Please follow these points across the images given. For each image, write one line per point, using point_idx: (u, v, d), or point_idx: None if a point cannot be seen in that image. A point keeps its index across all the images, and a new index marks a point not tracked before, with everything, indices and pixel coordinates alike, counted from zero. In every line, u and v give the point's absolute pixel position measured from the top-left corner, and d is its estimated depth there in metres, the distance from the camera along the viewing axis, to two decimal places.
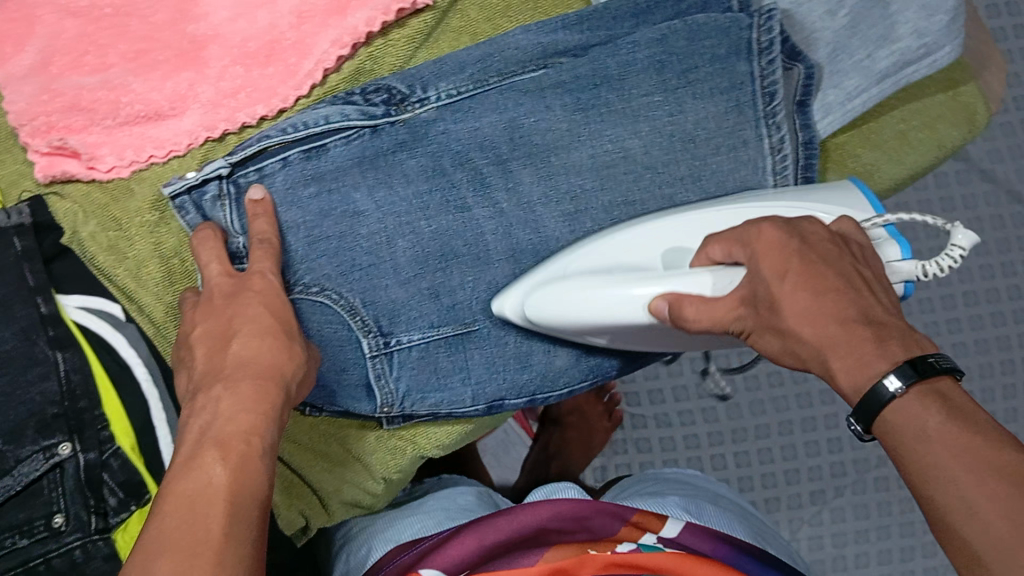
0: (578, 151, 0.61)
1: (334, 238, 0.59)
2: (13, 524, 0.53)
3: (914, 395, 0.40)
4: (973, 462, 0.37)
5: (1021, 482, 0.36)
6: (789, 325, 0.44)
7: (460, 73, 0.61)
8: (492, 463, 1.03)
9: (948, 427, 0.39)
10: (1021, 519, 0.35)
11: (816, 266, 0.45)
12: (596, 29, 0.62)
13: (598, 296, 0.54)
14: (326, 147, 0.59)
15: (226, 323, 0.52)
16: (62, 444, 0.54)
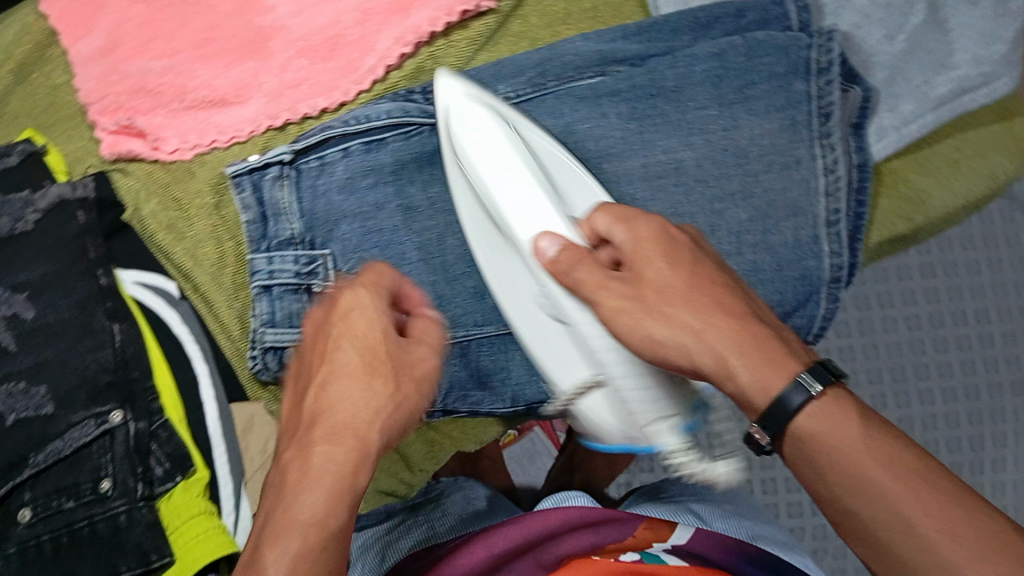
0: (631, 159, 0.62)
1: (385, 231, 0.61)
2: (61, 487, 0.54)
3: (822, 404, 0.43)
4: (893, 475, 0.40)
5: (938, 489, 0.40)
6: (671, 310, 0.47)
7: (520, 76, 0.62)
8: (516, 470, 1.03)
9: (863, 438, 0.42)
10: (949, 524, 0.39)
11: (699, 265, 0.49)
12: (654, 39, 0.63)
13: (512, 174, 0.56)
14: (385, 141, 0.61)
15: (331, 363, 0.46)
16: (113, 412, 0.56)
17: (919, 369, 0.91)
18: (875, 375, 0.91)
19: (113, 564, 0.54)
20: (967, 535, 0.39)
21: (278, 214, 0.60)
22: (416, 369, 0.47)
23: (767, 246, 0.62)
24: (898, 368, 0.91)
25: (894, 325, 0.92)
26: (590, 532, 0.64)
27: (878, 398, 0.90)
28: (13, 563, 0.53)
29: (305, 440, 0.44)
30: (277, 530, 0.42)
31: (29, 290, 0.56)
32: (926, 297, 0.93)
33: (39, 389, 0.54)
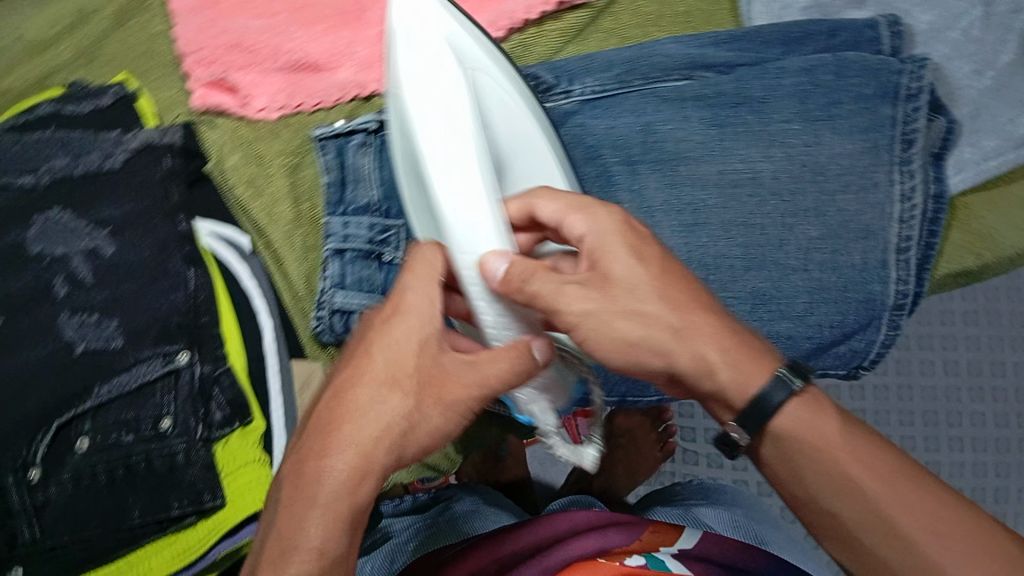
0: (707, 164, 0.63)
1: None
2: (121, 420, 0.56)
3: (798, 405, 0.47)
4: (870, 474, 0.45)
5: (909, 483, 0.45)
6: (640, 304, 0.46)
7: (606, 71, 0.63)
8: (536, 468, 1.04)
9: (840, 439, 0.46)
10: (924, 517, 0.44)
11: (665, 258, 0.47)
12: (744, 49, 0.63)
13: (443, 114, 0.46)
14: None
15: (386, 371, 0.46)
16: (181, 352, 0.57)
17: (951, 416, 0.90)
18: (906, 417, 0.90)
19: (166, 499, 0.56)
20: (940, 527, 0.44)
21: (358, 180, 0.61)
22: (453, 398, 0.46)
23: (834, 265, 0.62)
24: (932, 412, 0.90)
25: (932, 369, 0.91)
26: (596, 536, 0.60)
27: (907, 440, 0.89)
28: (67, 487, 0.54)
29: (332, 441, 0.45)
30: (280, 547, 0.44)
31: (110, 228, 0.58)
32: (967, 345, 0.91)
33: (111, 322, 0.56)
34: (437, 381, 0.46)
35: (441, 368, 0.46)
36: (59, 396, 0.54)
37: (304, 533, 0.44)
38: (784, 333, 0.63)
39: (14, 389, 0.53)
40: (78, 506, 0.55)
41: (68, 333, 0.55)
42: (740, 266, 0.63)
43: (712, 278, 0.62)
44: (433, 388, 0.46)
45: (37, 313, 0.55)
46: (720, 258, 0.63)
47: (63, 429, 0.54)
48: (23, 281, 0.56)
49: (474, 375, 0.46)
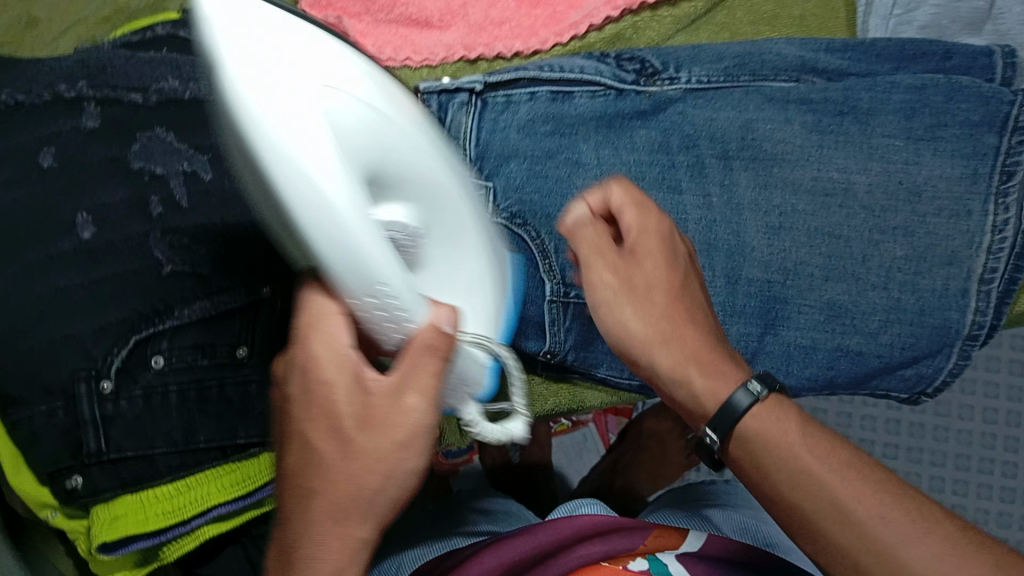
0: (803, 169, 0.62)
1: (547, 182, 0.62)
2: (198, 344, 0.57)
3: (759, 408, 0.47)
4: (835, 470, 0.45)
5: (872, 481, 0.45)
6: (652, 300, 0.50)
7: (715, 63, 0.64)
8: (559, 458, 1.05)
9: (801, 440, 0.46)
10: (888, 512, 0.44)
11: (691, 284, 0.52)
12: (857, 58, 0.64)
13: (299, 130, 0.37)
14: (571, 94, 0.63)
15: (325, 413, 0.44)
16: (264, 286, 0.59)
17: (983, 463, 0.89)
18: (938, 458, 0.90)
19: (233, 427, 0.58)
20: (901, 521, 0.44)
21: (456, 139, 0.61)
22: (400, 431, 0.44)
23: (914, 287, 0.61)
24: (965, 456, 0.89)
25: (971, 415, 0.90)
26: (599, 542, 0.61)
27: (937, 480, 0.89)
28: (137, 404, 0.56)
29: (298, 517, 0.45)
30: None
31: (210, 154, 0.59)
32: (1012, 395, 0.90)
33: (201, 249, 0.57)
34: (371, 421, 0.44)
35: (373, 407, 0.44)
36: (142, 312, 0.55)
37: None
38: (853, 348, 0.62)
39: (105, 295, 0.55)
40: (147, 422, 0.56)
41: (158, 252, 0.56)
42: (820, 276, 0.62)
43: (790, 284, 0.62)
44: (366, 432, 0.44)
45: (130, 228, 0.56)
46: (801, 264, 0.62)
47: (141, 346, 0.55)
48: (124, 192, 0.57)
49: (406, 402, 0.44)
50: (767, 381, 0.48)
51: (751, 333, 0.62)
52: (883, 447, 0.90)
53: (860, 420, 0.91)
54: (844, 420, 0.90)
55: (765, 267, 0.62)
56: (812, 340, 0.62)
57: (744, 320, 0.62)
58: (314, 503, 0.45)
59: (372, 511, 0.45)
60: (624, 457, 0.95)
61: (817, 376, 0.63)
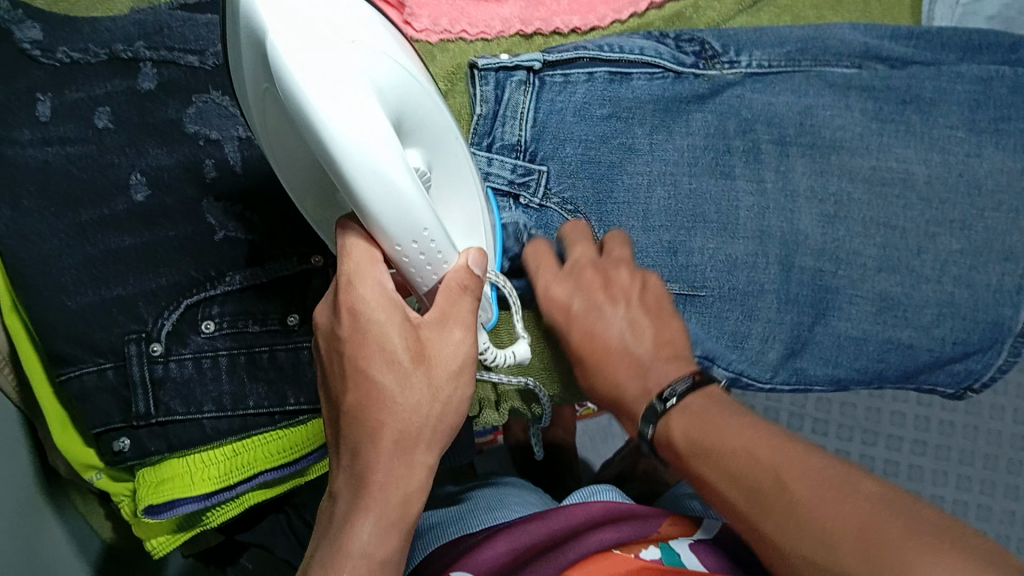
0: (862, 158, 0.62)
1: (600, 167, 0.62)
2: (249, 311, 0.56)
3: (665, 422, 0.51)
4: (724, 463, 0.46)
5: (759, 465, 0.45)
6: (602, 352, 0.56)
7: (778, 47, 0.63)
8: (584, 443, 1.06)
9: (688, 432, 0.50)
10: (795, 512, 0.42)
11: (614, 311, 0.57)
12: (922, 47, 0.63)
13: (339, 83, 0.37)
14: (629, 76, 0.63)
15: (369, 360, 0.45)
16: (315, 255, 0.57)
17: (1012, 464, 0.91)
18: (966, 456, 0.91)
19: (283, 392, 0.57)
20: (805, 519, 0.41)
21: (513, 118, 0.62)
22: (451, 363, 0.46)
23: (969, 283, 0.61)
24: (993, 456, 0.91)
25: (1002, 413, 0.92)
26: (612, 529, 0.61)
27: (962, 478, 0.91)
28: (187, 368, 0.55)
29: (360, 458, 0.46)
30: (332, 555, 0.45)
31: None
32: None
33: (253, 216, 0.57)
34: (425, 357, 0.45)
35: (423, 345, 0.45)
36: (194, 277, 0.56)
37: (357, 538, 0.45)
38: (904, 341, 0.61)
39: (157, 259, 0.56)
40: (197, 385, 0.56)
41: (211, 218, 0.56)
42: (874, 267, 0.61)
43: (842, 273, 0.61)
44: (420, 372, 0.45)
45: (186, 193, 0.56)
46: (855, 255, 0.61)
47: (191, 311, 0.55)
48: (178, 156, 0.57)
49: (453, 335, 0.46)
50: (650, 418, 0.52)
51: (802, 322, 0.62)
52: (910, 444, 0.92)
53: (889, 416, 0.93)
54: (873, 415, 0.93)
55: (818, 255, 0.61)
56: (862, 330, 0.62)
57: (794, 307, 0.61)
58: (374, 450, 0.45)
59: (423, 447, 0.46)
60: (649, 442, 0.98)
61: (866, 368, 0.62)
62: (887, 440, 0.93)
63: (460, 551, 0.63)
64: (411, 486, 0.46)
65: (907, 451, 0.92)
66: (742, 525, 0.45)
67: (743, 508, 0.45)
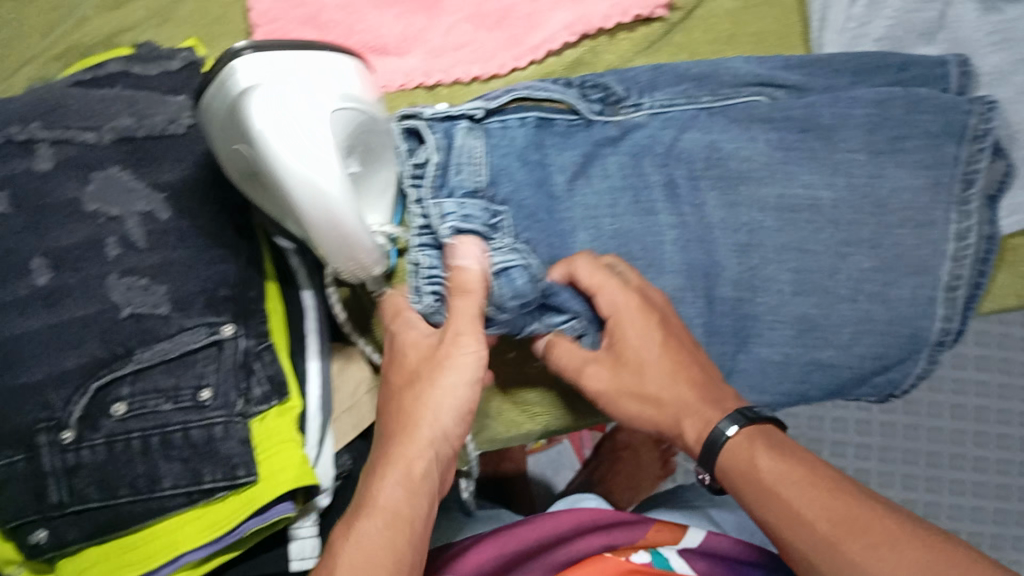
0: (768, 186, 0.63)
1: (538, 212, 0.62)
2: (161, 387, 0.55)
3: (742, 438, 0.51)
4: (803, 482, 0.48)
5: (838, 489, 0.48)
6: (667, 389, 0.55)
7: (674, 86, 0.65)
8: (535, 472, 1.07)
9: (765, 454, 0.50)
10: (873, 532, 0.45)
11: (673, 334, 0.56)
12: (815, 74, 0.64)
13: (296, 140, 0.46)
14: (552, 122, 0.64)
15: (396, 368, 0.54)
16: (225, 324, 0.56)
17: (954, 460, 0.96)
18: (911, 457, 0.96)
19: (198, 470, 0.54)
20: (883, 539, 0.45)
21: (469, 161, 0.60)
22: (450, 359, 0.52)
23: (884, 299, 0.62)
24: (936, 454, 0.96)
25: (940, 411, 0.97)
26: (604, 535, 0.64)
27: (909, 479, 0.95)
28: (100, 453, 0.54)
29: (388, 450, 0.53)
30: (359, 509, 0.51)
31: (166, 191, 0.57)
32: (977, 390, 0.96)
33: (159, 289, 0.55)
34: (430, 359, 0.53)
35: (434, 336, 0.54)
36: (101, 357, 0.54)
37: (376, 496, 0.50)
38: (825, 360, 0.63)
39: (64, 342, 0.54)
40: (112, 470, 0.54)
41: (116, 295, 0.55)
42: (790, 291, 0.63)
43: (761, 300, 0.63)
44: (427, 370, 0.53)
45: (87, 271, 0.55)
46: (770, 281, 0.63)
47: (100, 392, 0.54)
48: (79, 235, 0.56)
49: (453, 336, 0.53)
50: (739, 418, 0.51)
51: (725, 352, 0.63)
52: (855, 449, 0.97)
53: (832, 422, 0.97)
54: (815, 423, 0.97)
55: (737, 285, 0.63)
56: (785, 355, 0.63)
57: (718, 338, 0.63)
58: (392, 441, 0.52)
59: (431, 411, 0.51)
60: (599, 469, 0.99)
61: (792, 391, 0.63)
62: (833, 447, 0.96)
63: (449, 555, 0.64)
64: (416, 452, 0.51)
65: (853, 457, 0.96)
66: (803, 535, 0.47)
67: (813, 520, 0.47)
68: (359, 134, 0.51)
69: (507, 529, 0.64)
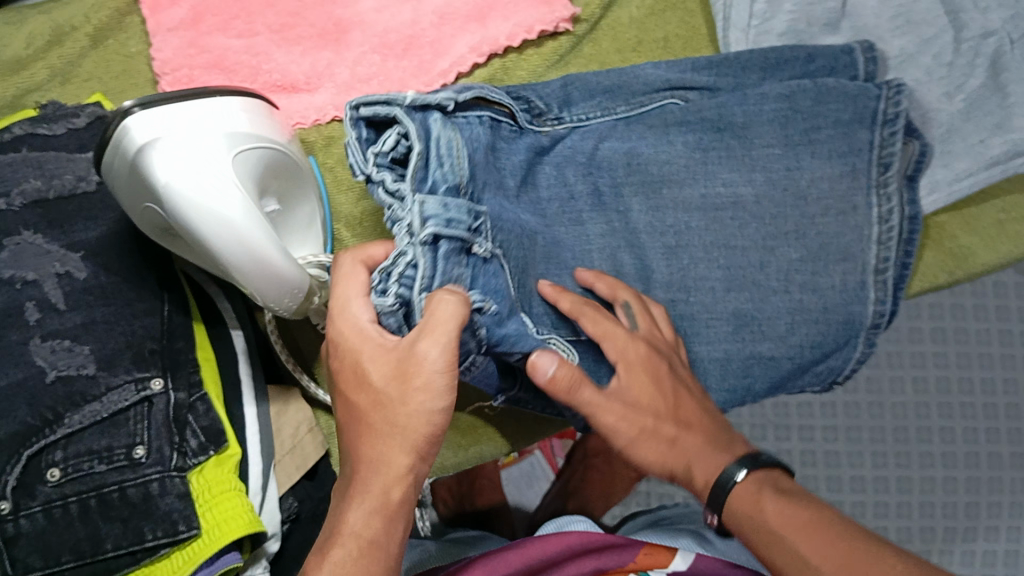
0: (690, 187, 0.64)
1: (503, 215, 0.56)
2: (94, 449, 0.53)
3: (751, 485, 0.51)
4: (809, 527, 0.48)
5: (845, 534, 0.47)
6: (683, 432, 0.55)
7: (590, 99, 0.65)
8: (509, 490, 0.99)
9: (772, 499, 0.50)
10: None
11: (682, 378, 0.57)
12: (724, 74, 0.65)
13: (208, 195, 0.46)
14: (499, 125, 0.60)
15: (358, 378, 0.50)
16: (154, 379, 0.56)
17: (920, 432, 0.93)
18: (878, 433, 0.93)
19: (139, 528, 0.53)
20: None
21: (452, 154, 0.52)
22: (418, 380, 0.48)
23: (814, 287, 0.63)
24: (902, 428, 0.93)
25: (902, 386, 0.94)
26: (593, 558, 0.65)
27: (878, 456, 0.92)
28: (39, 520, 0.52)
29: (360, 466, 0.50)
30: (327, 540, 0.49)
31: (83, 251, 0.57)
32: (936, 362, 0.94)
33: (84, 348, 0.54)
34: (398, 375, 0.48)
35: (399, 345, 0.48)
36: (30, 425, 0.52)
37: (347, 525, 0.49)
38: (765, 353, 0.63)
39: None
40: (53, 536, 0.52)
41: (40, 359, 0.53)
42: (722, 288, 0.63)
43: (694, 299, 0.63)
44: (396, 386, 0.48)
45: (8, 338, 0.53)
46: (701, 280, 0.63)
47: (32, 460, 0.52)
48: None
49: (419, 349, 0.47)
50: (749, 466, 0.52)
51: None
52: (823, 431, 0.92)
53: (796, 408, 0.93)
54: (780, 411, 0.93)
55: (668, 287, 0.63)
56: (724, 351, 0.63)
57: None
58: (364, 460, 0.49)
59: (399, 432, 0.48)
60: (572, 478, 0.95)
61: (735, 387, 0.63)
62: (800, 432, 0.92)
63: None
64: (393, 477, 0.49)
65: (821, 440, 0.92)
66: None
67: (817, 563, 0.46)
68: (271, 176, 0.51)
69: (495, 555, 0.64)
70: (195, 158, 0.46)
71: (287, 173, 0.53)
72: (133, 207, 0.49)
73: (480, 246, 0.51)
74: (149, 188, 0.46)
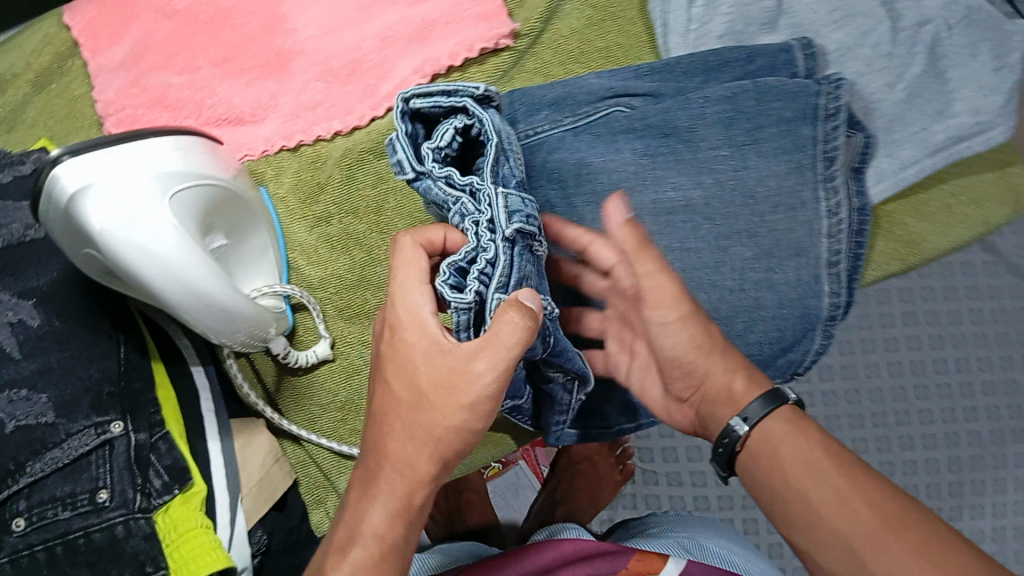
0: (641, 194, 0.64)
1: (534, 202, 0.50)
2: (57, 496, 0.53)
3: (776, 432, 0.49)
4: (825, 476, 0.47)
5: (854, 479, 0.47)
6: (716, 367, 0.53)
7: (536, 114, 0.64)
8: (498, 504, 0.99)
9: (795, 447, 0.48)
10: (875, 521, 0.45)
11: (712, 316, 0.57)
12: (666, 79, 0.65)
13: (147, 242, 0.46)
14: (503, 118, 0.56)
15: (406, 373, 0.48)
16: (114, 422, 0.56)
17: None
18: (856, 420, 0.88)
19: (107, 571, 0.53)
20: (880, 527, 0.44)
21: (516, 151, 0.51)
22: (463, 397, 0.46)
23: (769, 284, 0.63)
24: None
25: None
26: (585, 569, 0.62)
27: None
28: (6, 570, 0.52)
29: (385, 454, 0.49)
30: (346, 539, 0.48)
31: (35, 298, 0.57)
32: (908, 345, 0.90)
33: (42, 396, 0.54)
34: (443, 383, 0.47)
35: (449, 350, 0.46)
36: None
37: (366, 524, 0.48)
38: None
39: None
40: None
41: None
42: None
43: None
44: (440, 392, 0.47)
45: None
46: None
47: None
48: None
49: (474, 367, 0.45)
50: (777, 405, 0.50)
51: None
52: None
53: None
54: None
55: None
56: None
57: None
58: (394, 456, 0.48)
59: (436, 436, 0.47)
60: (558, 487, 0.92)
61: None
62: None
63: None
64: (416, 480, 0.48)
65: None
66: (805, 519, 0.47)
67: (820, 509, 0.46)
68: (211, 210, 0.51)
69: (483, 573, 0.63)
70: (130, 205, 0.45)
71: (228, 207, 0.53)
72: (70, 250, 0.49)
73: (541, 245, 0.49)
74: (83, 234, 0.46)
